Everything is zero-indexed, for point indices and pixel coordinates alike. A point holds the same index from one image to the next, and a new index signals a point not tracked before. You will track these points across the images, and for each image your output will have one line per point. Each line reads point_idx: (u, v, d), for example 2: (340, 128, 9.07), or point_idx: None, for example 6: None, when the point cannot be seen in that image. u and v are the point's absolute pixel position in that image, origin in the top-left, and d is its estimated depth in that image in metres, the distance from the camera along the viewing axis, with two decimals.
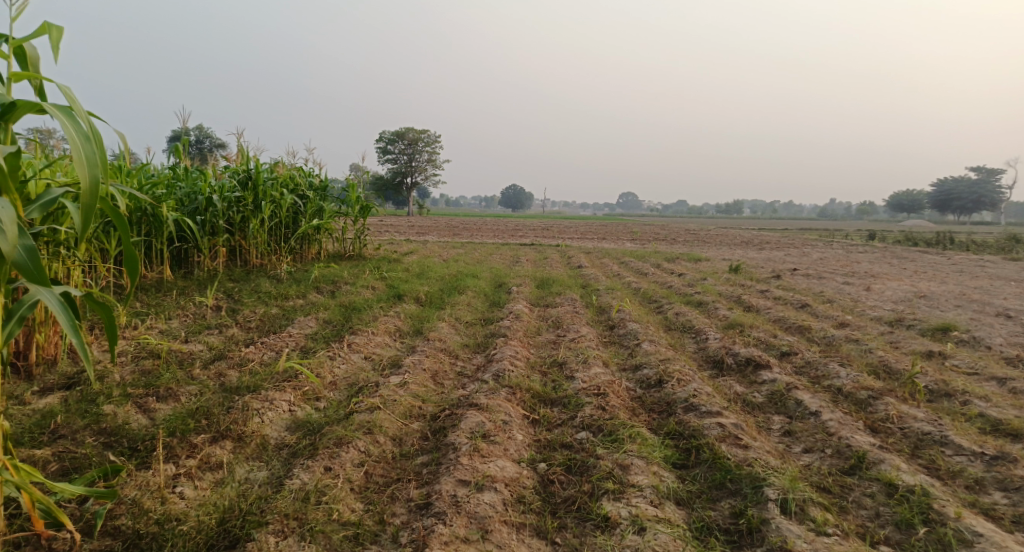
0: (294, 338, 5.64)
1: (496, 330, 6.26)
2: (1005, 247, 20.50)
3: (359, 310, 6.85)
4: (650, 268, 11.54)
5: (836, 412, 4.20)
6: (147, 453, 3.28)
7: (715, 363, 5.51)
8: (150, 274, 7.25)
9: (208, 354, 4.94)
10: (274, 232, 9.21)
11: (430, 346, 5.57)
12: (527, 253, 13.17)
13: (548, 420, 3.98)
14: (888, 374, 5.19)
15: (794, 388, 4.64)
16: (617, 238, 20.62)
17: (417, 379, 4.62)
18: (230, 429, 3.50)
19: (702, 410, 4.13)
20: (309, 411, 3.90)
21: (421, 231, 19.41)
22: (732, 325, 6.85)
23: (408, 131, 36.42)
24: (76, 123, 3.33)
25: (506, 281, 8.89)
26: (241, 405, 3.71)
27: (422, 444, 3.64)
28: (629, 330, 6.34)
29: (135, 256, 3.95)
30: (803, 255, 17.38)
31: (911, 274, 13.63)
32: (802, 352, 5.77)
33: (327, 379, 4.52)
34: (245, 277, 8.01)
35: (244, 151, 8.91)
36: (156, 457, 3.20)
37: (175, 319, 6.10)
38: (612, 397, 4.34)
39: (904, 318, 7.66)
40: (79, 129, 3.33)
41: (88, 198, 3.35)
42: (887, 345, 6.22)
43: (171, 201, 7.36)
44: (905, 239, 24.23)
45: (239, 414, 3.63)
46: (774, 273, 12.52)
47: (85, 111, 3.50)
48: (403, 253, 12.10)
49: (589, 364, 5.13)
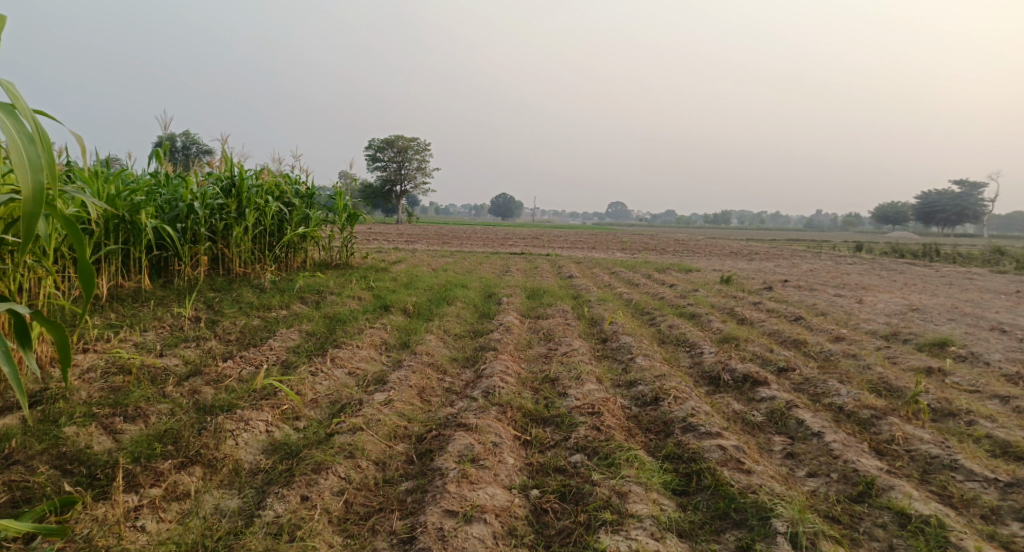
0: (275, 351, 5.42)
1: (485, 344, 6.06)
2: (992, 259, 20.56)
3: (344, 322, 6.63)
4: (641, 279, 11.39)
5: (840, 432, 4.04)
6: (107, 482, 3.07)
7: (710, 379, 5.34)
8: (128, 284, 7.01)
9: (184, 370, 4.72)
10: (257, 240, 8.98)
11: (417, 360, 5.36)
12: (517, 263, 13.00)
13: (540, 441, 3.79)
14: (889, 392, 5.03)
15: (794, 406, 4.48)
16: (607, 247, 20.48)
17: (403, 397, 4.41)
18: (200, 453, 3.28)
19: (700, 430, 3.95)
20: (287, 432, 3.69)
21: (410, 240, 19.17)
22: (726, 338, 6.69)
23: (398, 139, 36.19)
24: (19, 123, 3.24)
25: (495, 292, 8.70)
26: (214, 427, 3.50)
27: (407, 468, 3.44)
28: (622, 343, 6.16)
29: (89, 268, 3.94)
30: (793, 266, 17.32)
31: (902, 286, 13.57)
32: (800, 368, 5.60)
33: (307, 396, 4.30)
34: (227, 286, 7.77)
35: (228, 158, 8.69)
36: (116, 486, 3.00)
37: (151, 331, 5.87)
38: (607, 416, 4.15)
39: (899, 332, 7.53)
40: (23, 131, 3.24)
41: (32, 203, 3.22)
42: (885, 361, 6.07)
43: (150, 208, 7.13)
44: (892, 251, 24.35)
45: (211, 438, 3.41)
46: (766, 284, 12.41)
47: (30, 109, 3.41)
48: (390, 262, 11.87)
49: (582, 380, 4.94)
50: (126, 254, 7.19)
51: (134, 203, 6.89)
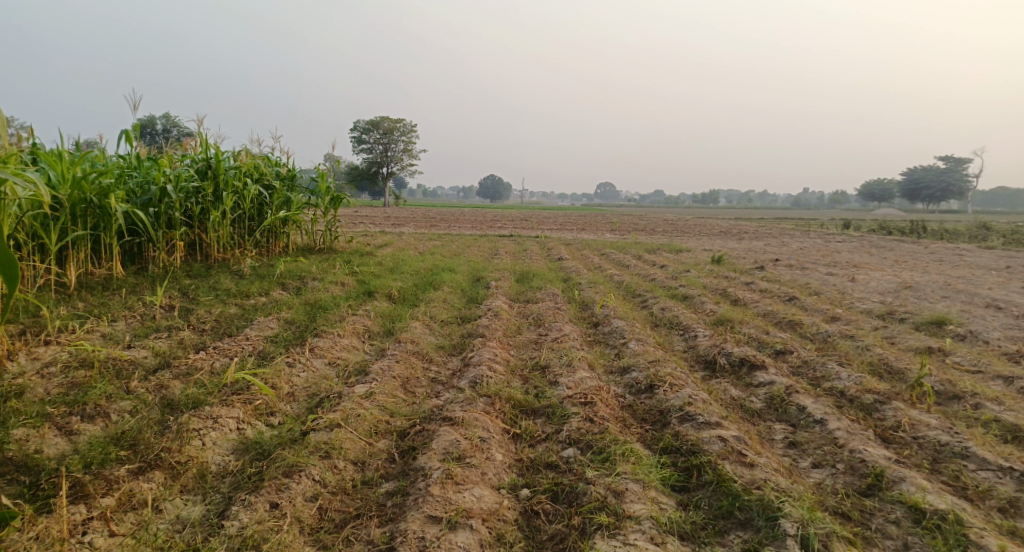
0: (251, 341, 5.16)
1: (472, 330, 5.82)
2: (978, 234, 20.51)
3: (326, 309, 6.38)
4: (631, 260, 11.17)
5: (843, 419, 3.85)
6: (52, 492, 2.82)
7: (706, 364, 5.15)
8: (98, 272, 6.69)
9: (152, 363, 4.46)
10: (236, 225, 8.67)
11: (401, 349, 5.12)
12: (506, 245, 12.74)
13: (530, 435, 3.59)
14: (891, 374, 4.86)
15: (795, 391, 4.29)
16: (597, 228, 20.27)
17: (385, 388, 4.18)
18: (161, 457, 3.05)
19: (698, 420, 3.75)
20: (260, 429, 3.45)
21: (397, 223, 18.82)
22: (720, 320, 6.50)
23: (385, 119, 35.49)
24: None
25: (483, 275, 8.46)
26: (179, 427, 3.27)
27: (388, 467, 3.22)
28: (614, 328, 5.96)
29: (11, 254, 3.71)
30: (783, 245, 17.21)
31: (893, 264, 13.44)
32: (797, 351, 5.42)
33: (284, 390, 4.06)
34: (204, 273, 7.48)
35: (203, 139, 8.36)
36: (62, 499, 2.77)
37: (121, 321, 5.59)
38: (600, 406, 3.95)
39: (895, 311, 7.37)
40: None
41: None
42: (884, 341, 5.90)
43: (120, 191, 6.80)
44: (879, 227, 24.31)
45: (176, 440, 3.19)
46: (757, 264, 12.26)
47: None
48: (376, 246, 11.58)
49: (573, 368, 4.72)
50: (97, 241, 6.89)
51: (102, 187, 6.57)
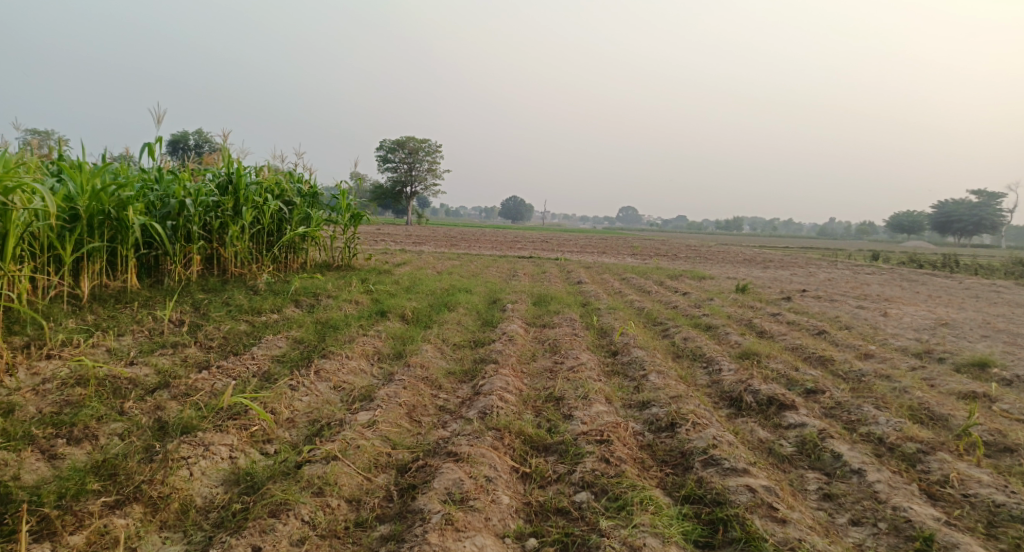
0: (256, 361, 4.97)
1: (486, 355, 5.58)
2: (1014, 271, 19.85)
3: (336, 329, 6.19)
4: (653, 286, 10.87)
5: (884, 470, 3.56)
6: (10, 530, 2.66)
7: (731, 401, 4.85)
8: (112, 284, 6.58)
9: (152, 381, 4.28)
10: (254, 240, 8.56)
11: (409, 374, 4.89)
12: (526, 267, 12.53)
13: (540, 475, 3.33)
14: (933, 420, 4.53)
15: (829, 435, 3.99)
16: (618, 252, 19.97)
17: (388, 416, 3.94)
18: (140, 490, 2.90)
19: (724, 465, 3.46)
20: (253, 459, 3.26)
21: (417, 241, 18.69)
22: (746, 354, 6.18)
23: (410, 140, 35.67)
24: None
25: (500, 297, 8.24)
26: (164, 457, 3.09)
27: (385, 508, 3.02)
28: (634, 358, 5.68)
29: None
30: (810, 275, 16.76)
31: (926, 299, 12.98)
32: (830, 391, 5.10)
33: (282, 416, 3.85)
34: (219, 287, 7.35)
35: (226, 153, 8.28)
36: (26, 537, 2.62)
37: (128, 335, 5.44)
38: (617, 445, 3.69)
39: (933, 349, 7.00)
40: None
41: None
42: (922, 383, 5.55)
43: (139, 204, 6.70)
44: (908, 260, 23.70)
45: (166, 471, 3.02)
46: (783, 294, 11.89)
47: None
48: (394, 264, 11.42)
49: (590, 401, 4.44)
50: (113, 253, 6.79)
51: (121, 199, 6.49)
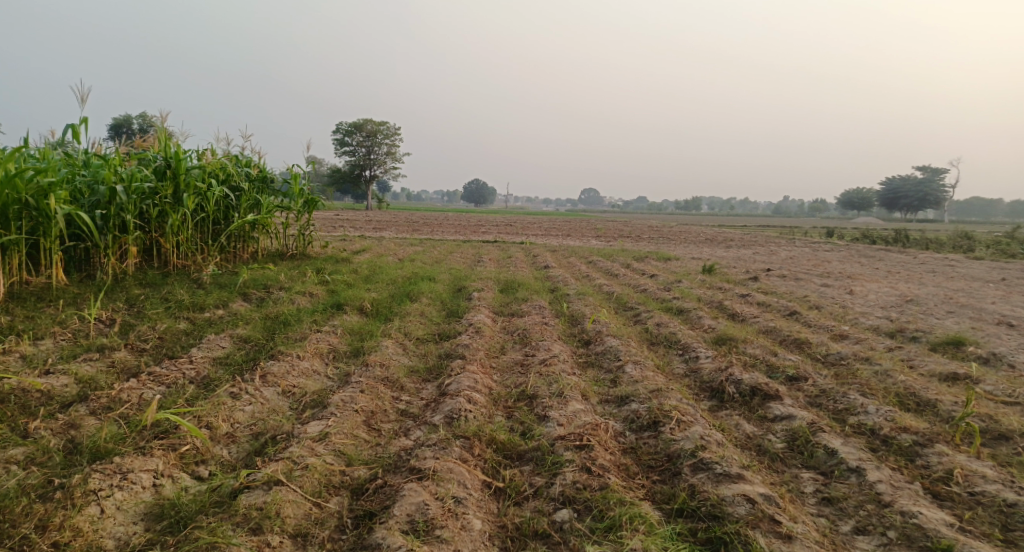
0: (194, 365, 4.48)
1: (451, 350, 5.17)
2: (963, 244, 20.13)
3: (287, 325, 5.72)
4: (620, 269, 10.58)
5: (883, 466, 3.32)
6: None
7: (712, 392, 4.56)
8: (34, 281, 5.97)
9: (69, 394, 3.80)
10: (198, 229, 7.92)
11: (367, 375, 4.46)
12: (490, 252, 12.12)
13: (516, 490, 3.07)
14: (923, 406, 4.31)
15: (821, 428, 3.72)
16: (583, 235, 19.67)
17: (342, 426, 3.52)
18: (30, 538, 2.57)
19: (716, 471, 3.18)
20: (182, 486, 2.93)
21: (379, 227, 18.14)
22: (722, 339, 5.91)
23: (366, 123, 34.75)
24: None
25: (465, 285, 7.83)
26: (65, 500, 2.73)
27: (337, 542, 2.75)
28: (608, 347, 5.36)
29: None
30: (773, 254, 16.73)
31: (887, 275, 13.01)
32: (813, 378, 4.85)
33: (220, 431, 3.43)
34: (159, 281, 6.76)
35: (163, 135, 7.60)
36: None
37: (47, 339, 4.90)
38: (598, 449, 3.38)
39: (907, 328, 6.85)
40: None
41: None
42: (903, 365, 5.37)
43: (62, 191, 6.06)
44: (862, 235, 23.99)
45: (67, 514, 2.67)
46: (750, 274, 11.75)
47: None
48: (353, 252, 10.88)
49: (565, 399, 4.09)
50: (35, 247, 6.17)
51: (40, 186, 5.84)
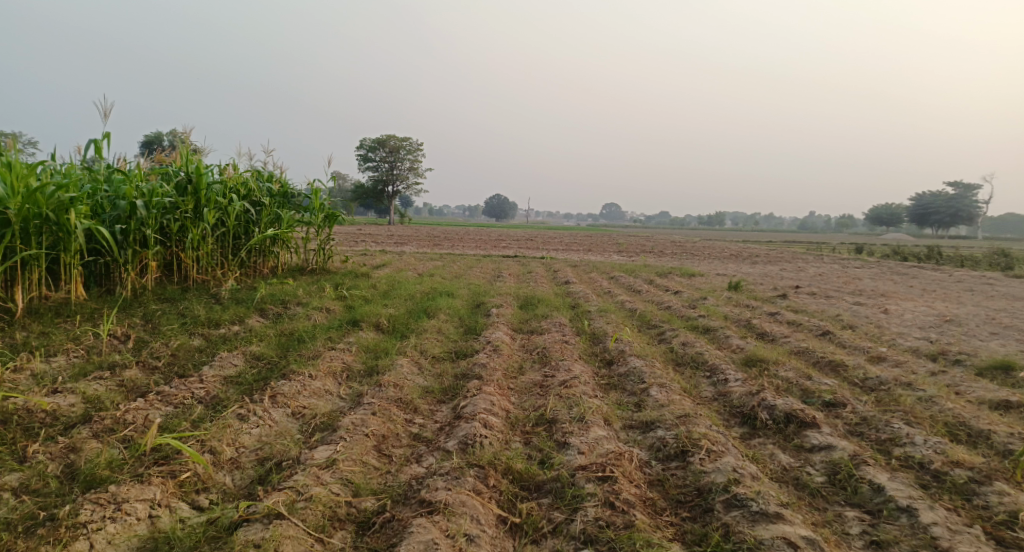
0: (204, 384, 4.33)
1: (467, 370, 4.97)
2: (1000, 261, 19.44)
3: (301, 342, 5.56)
4: (643, 285, 10.30)
5: (938, 507, 3.08)
6: None
7: (744, 418, 4.29)
8: (53, 296, 5.89)
9: (74, 415, 3.67)
10: (219, 244, 7.84)
11: (380, 397, 4.27)
12: (511, 267, 11.91)
13: (534, 526, 2.92)
14: (976, 437, 4.01)
15: (865, 460, 3.45)
16: (604, 250, 19.39)
17: (351, 452, 3.33)
18: None
19: (752, 509, 2.98)
20: (179, 518, 2.80)
21: (399, 242, 18.02)
22: (752, 360, 5.63)
23: (389, 138, 34.89)
24: None
25: (484, 301, 7.63)
26: (49, 536, 2.61)
27: None
28: (631, 368, 5.11)
29: None
30: (800, 270, 16.30)
31: (922, 293, 12.56)
32: (852, 403, 4.56)
33: (223, 457, 3.24)
34: (178, 296, 6.66)
35: (185, 150, 7.54)
36: None
37: (60, 356, 4.80)
38: (622, 480, 3.16)
39: (948, 350, 6.50)
40: None
41: None
42: (947, 390, 5.05)
43: (83, 206, 5.99)
44: (892, 251, 23.38)
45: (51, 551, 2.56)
46: (778, 291, 11.40)
47: None
48: (372, 267, 10.75)
49: (587, 424, 3.85)
50: (55, 262, 6.11)
51: (61, 201, 5.77)
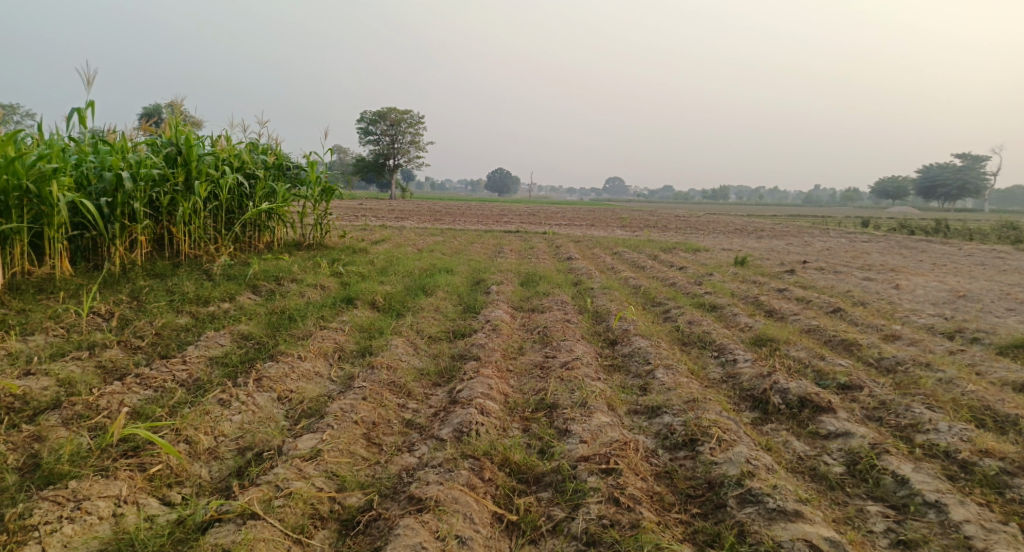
0: (187, 365, 4.10)
1: (464, 351, 4.74)
2: (1009, 234, 19.10)
3: (292, 321, 5.33)
4: (648, 261, 10.04)
5: (968, 502, 2.87)
6: None
7: (756, 401, 4.06)
8: (37, 272, 5.65)
9: (46, 399, 3.45)
10: (212, 218, 7.57)
11: (371, 380, 4.04)
12: (513, 243, 11.63)
13: (532, 525, 2.72)
14: (1002, 423, 3.78)
15: (888, 449, 3.23)
16: (607, 224, 19.05)
17: (337, 441, 3.11)
18: None
19: (768, 506, 2.77)
20: (144, 517, 2.61)
21: (400, 216, 17.72)
22: (761, 340, 5.39)
23: (390, 111, 34.38)
24: None
25: (483, 278, 7.38)
26: None
27: None
28: (636, 348, 4.88)
29: None
30: (807, 244, 16.00)
31: (933, 268, 12.28)
32: (869, 386, 4.32)
33: (200, 447, 3.02)
34: (168, 272, 6.41)
35: (175, 120, 7.23)
36: None
37: (38, 335, 4.57)
38: (627, 473, 2.94)
39: (966, 328, 6.24)
40: None
41: None
42: (968, 371, 4.81)
43: (66, 177, 5.71)
44: (899, 225, 23.03)
45: None
46: (786, 266, 11.13)
47: None
48: (371, 242, 10.50)
49: (589, 410, 3.62)
50: (38, 236, 5.85)
51: (42, 171, 5.50)
